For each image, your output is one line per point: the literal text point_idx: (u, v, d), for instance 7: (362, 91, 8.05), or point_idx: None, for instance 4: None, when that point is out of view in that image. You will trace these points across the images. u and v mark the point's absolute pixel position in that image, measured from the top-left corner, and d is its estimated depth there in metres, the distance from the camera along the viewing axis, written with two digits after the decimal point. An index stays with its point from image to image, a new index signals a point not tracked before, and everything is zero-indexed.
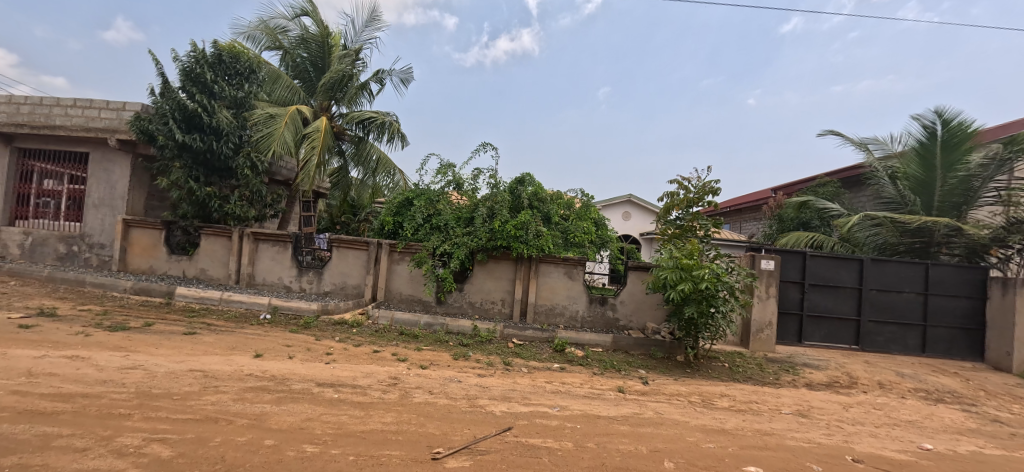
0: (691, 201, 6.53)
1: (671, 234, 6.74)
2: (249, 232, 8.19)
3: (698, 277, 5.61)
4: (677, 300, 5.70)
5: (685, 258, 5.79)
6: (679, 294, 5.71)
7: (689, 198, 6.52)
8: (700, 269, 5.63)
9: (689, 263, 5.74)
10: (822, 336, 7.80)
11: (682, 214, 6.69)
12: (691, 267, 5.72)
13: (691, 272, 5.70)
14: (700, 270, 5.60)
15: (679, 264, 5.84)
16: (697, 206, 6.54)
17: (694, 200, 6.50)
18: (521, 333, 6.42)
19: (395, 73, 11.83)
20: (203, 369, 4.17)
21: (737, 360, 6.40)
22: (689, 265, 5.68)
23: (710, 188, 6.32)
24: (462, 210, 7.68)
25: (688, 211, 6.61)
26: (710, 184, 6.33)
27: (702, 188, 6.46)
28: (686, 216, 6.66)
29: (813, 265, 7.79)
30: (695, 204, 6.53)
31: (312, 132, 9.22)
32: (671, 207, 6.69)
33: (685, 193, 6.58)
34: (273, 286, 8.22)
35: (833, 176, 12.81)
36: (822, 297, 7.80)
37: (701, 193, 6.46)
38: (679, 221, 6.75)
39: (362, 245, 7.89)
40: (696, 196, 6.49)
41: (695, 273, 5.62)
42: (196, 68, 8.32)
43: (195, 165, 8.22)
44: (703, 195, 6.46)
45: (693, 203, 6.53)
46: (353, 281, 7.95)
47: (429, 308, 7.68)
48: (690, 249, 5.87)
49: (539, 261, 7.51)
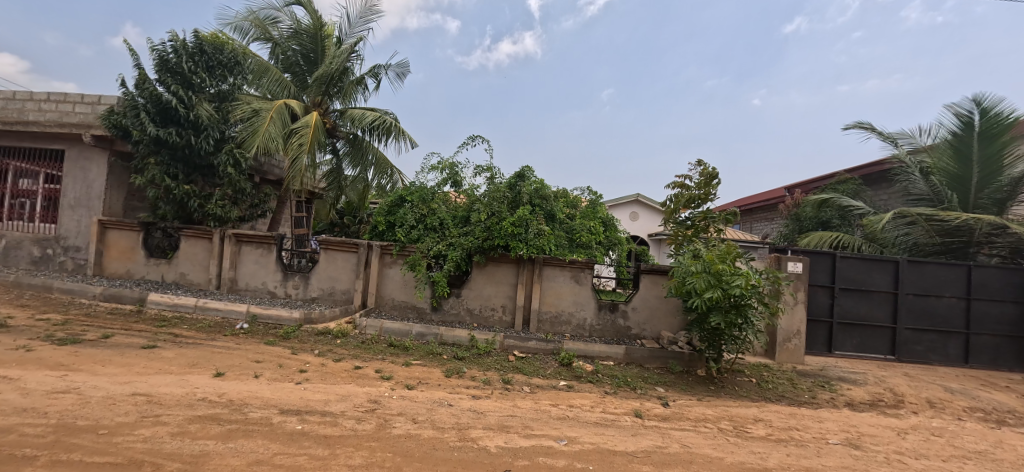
0: (697, 198, 5.87)
1: (684, 234, 6.08)
2: (230, 233, 7.60)
3: (730, 284, 4.94)
4: (703, 308, 5.03)
5: (717, 261, 5.12)
6: (705, 302, 5.07)
7: (693, 197, 5.86)
8: (735, 274, 4.97)
9: (720, 269, 5.08)
10: (854, 346, 7.11)
11: (692, 214, 6.04)
12: (723, 273, 5.06)
13: (723, 277, 5.02)
14: (735, 275, 4.93)
15: (708, 269, 5.17)
16: (706, 202, 5.85)
17: (701, 197, 5.84)
18: (524, 345, 5.77)
19: (391, 67, 11.25)
20: (149, 393, 3.58)
21: (765, 374, 5.72)
22: (721, 270, 5.01)
23: (713, 181, 5.64)
24: (459, 209, 7.11)
25: (698, 210, 5.95)
26: (710, 172, 5.63)
27: (704, 182, 5.79)
28: (696, 215, 6.02)
29: (843, 268, 7.10)
30: (704, 200, 5.85)
31: (300, 127, 8.63)
32: (676, 211, 6.09)
33: (686, 193, 5.94)
34: (256, 291, 7.64)
35: (854, 172, 12.05)
36: (854, 303, 7.11)
37: (703, 190, 5.80)
38: (689, 220, 6.10)
39: (350, 246, 7.28)
40: (700, 193, 5.83)
41: (728, 278, 4.95)
42: (172, 58, 7.78)
43: (174, 162, 7.66)
44: (708, 189, 5.80)
45: (699, 200, 5.86)
46: (342, 286, 7.34)
47: (424, 315, 7.05)
48: (724, 251, 5.23)
49: (543, 264, 6.86)
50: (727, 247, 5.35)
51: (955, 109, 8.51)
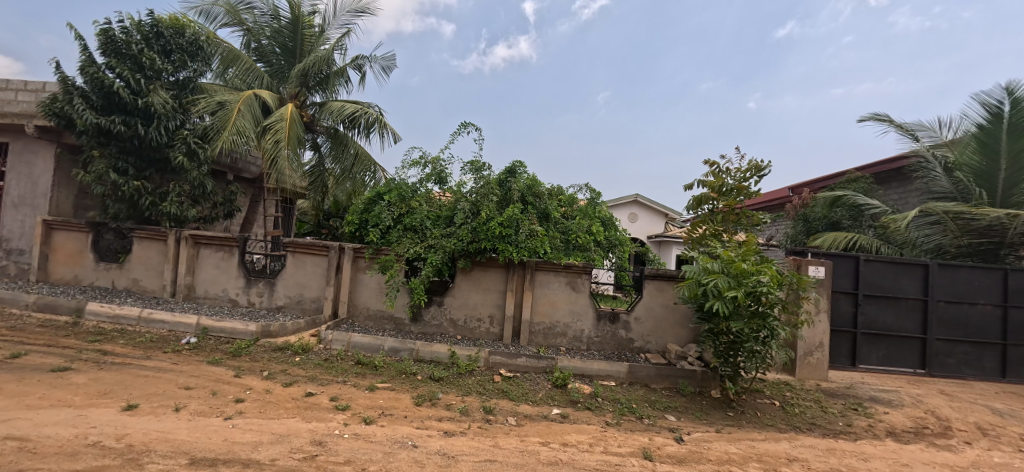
0: (733, 191, 5.03)
1: (717, 231, 5.10)
2: (187, 235, 6.82)
3: (755, 285, 4.14)
4: (723, 313, 4.19)
5: (738, 260, 4.35)
6: (726, 305, 4.22)
7: (729, 188, 5.02)
8: (762, 273, 4.17)
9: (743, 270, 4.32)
10: (880, 359, 6.40)
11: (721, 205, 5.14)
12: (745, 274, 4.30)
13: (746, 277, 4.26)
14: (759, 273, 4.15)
15: (728, 269, 4.41)
16: (741, 194, 5.02)
17: (737, 188, 4.99)
18: (512, 362, 5.00)
19: (376, 60, 10.25)
20: (28, 436, 2.82)
21: (788, 395, 4.97)
22: (742, 269, 4.21)
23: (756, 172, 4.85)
24: (443, 208, 6.40)
25: (726, 201, 5.08)
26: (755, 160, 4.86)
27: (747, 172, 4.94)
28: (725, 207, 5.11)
29: (867, 272, 6.40)
30: (739, 192, 5.02)
31: (274, 122, 7.70)
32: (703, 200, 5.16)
33: (720, 182, 5.04)
34: (216, 300, 6.85)
35: (865, 169, 11.37)
36: (879, 311, 6.42)
37: (741, 182, 4.94)
38: (715, 213, 5.19)
39: (320, 249, 6.50)
40: (737, 184, 4.97)
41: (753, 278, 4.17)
42: (118, 37, 7.04)
43: (125, 154, 6.93)
44: (748, 181, 4.94)
45: (735, 193, 5.02)
46: (311, 294, 6.56)
47: (402, 327, 6.29)
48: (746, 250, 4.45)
49: (535, 269, 6.09)
50: (750, 245, 4.60)
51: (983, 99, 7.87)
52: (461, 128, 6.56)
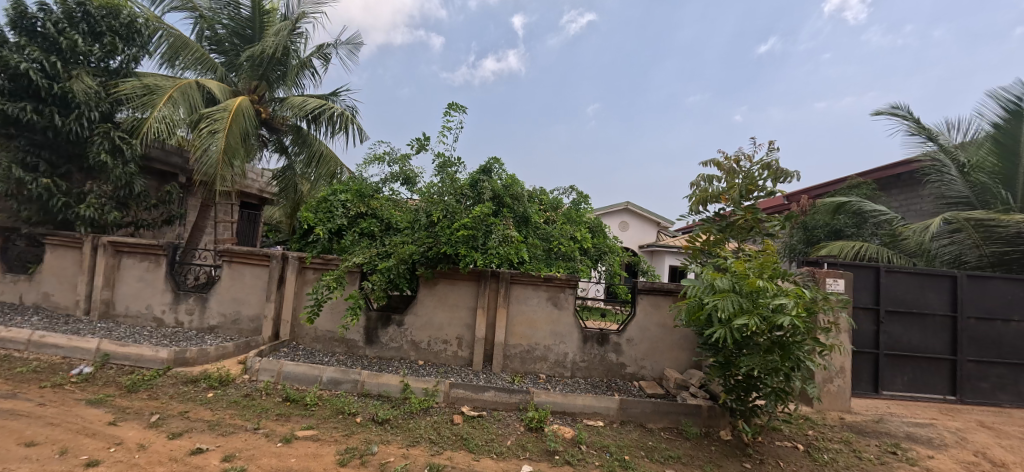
0: (743, 191, 4.09)
1: (720, 235, 4.26)
2: (105, 242, 5.83)
3: (773, 308, 3.14)
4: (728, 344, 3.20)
5: (754, 276, 3.36)
6: (733, 335, 3.24)
7: (739, 186, 4.09)
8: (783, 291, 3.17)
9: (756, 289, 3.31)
10: (905, 384, 5.61)
11: (731, 210, 4.18)
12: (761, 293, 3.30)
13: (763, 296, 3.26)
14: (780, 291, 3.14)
15: (739, 287, 3.37)
16: (752, 197, 4.11)
17: (749, 187, 4.07)
18: (478, 397, 4.07)
19: (340, 44, 9.37)
20: None
21: (812, 435, 4.10)
22: (758, 286, 3.23)
23: (778, 177, 4.03)
24: (406, 212, 5.61)
25: (741, 206, 4.09)
26: (775, 161, 4.05)
27: (764, 173, 4.09)
28: (736, 212, 4.16)
29: (889, 285, 5.64)
30: (751, 193, 4.09)
31: (214, 112, 6.73)
32: (708, 200, 4.26)
33: (728, 179, 4.18)
34: (139, 318, 5.85)
35: (867, 175, 10.71)
36: (904, 330, 5.64)
37: (753, 180, 4.04)
38: (723, 218, 4.29)
39: (261, 259, 5.55)
40: (749, 183, 4.07)
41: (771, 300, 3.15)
42: (33, 14, 6.17)
43: (36, 148, 6.01)
44: (762, 182, 4.06)
45: (745, 193, 4.07)
46: (248, 312, 5.58)
47: (355, 350, 5.36)
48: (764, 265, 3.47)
49: (511, 282, 5.19)
50: (768, 255, 3.64)
51: (999, 94, 7.30)
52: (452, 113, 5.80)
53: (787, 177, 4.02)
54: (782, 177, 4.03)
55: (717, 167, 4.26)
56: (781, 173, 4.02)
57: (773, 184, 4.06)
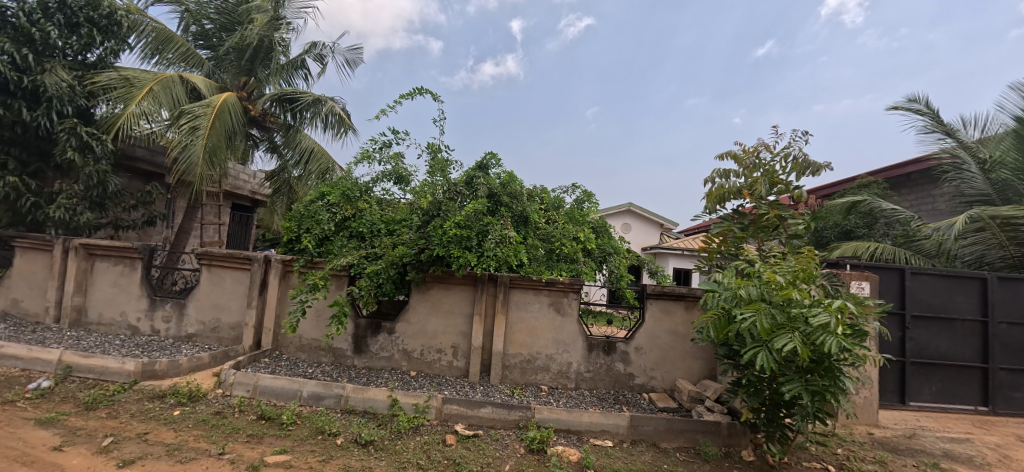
0: (766, 186, 3.73)
1: (741, 233, 3.88)
2: (76, 244, 5.46)
3: (811, 322, 2.78)
4: (766, 368, 2.81)
5: (789, 285, 2.96)
6: (771, 357, 2.84)
7: (761, 179, 3.72)
8: (824, 304, 2.79)
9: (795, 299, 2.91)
10: (933, 394, 5.22)
11: (751, 206, 3.80)
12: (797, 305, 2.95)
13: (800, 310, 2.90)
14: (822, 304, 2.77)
15: (774, 298, 2.97)
16: (775, 192, 3.74)
17: (772, 181, 3.71)
18: (473, 414, 3.69)
19: (338, 51, 9.00)
20: None
21: (843, 455, 3.71)
22: (796, 298, 2.83)
23: (807, 169, 3.67)
24: (396, 212, 5.25)
25: (763, 203, 3.72)
26: (800, 153, 3.68)
27: (788, 166, 3.74)
28: (757, 209, 3.79)
29: (915, 288, 5.26)
30: (774, 188, 3.72)
31: (196, 108, 6.35)
32: (726, 196, 3.90)
33: (748, 173, 3.81)
34: (113, 326, 5.47)
35: (877, 174, 10.36)
36: (931, 336, 5.26)
37: (776, 173, 3.69)
38: (743, 216, 3.91)
39: (241, 262, 5.17)
40: (772, 176, 3.71)
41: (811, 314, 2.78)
42: (3, 4, 5.81)
43: (4, 144, 5.64)
44: (786, 175, 3.71)
45: (768, 188, 3.71)
46: (228, 319, 5.21)
47: (343, 360, 4.99)
48: (800, 270, 3.08)
49: (509, 287, 4.81)
50: (802, 261, 3.25)
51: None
52: (418, 93, 5.48)
53: (814, 171, 3.66)
54: (810, 169, 3.67)
55: (736, 159, 3.89)
56: (808, 167, 3.66)
57: (798, 179, 3.71)
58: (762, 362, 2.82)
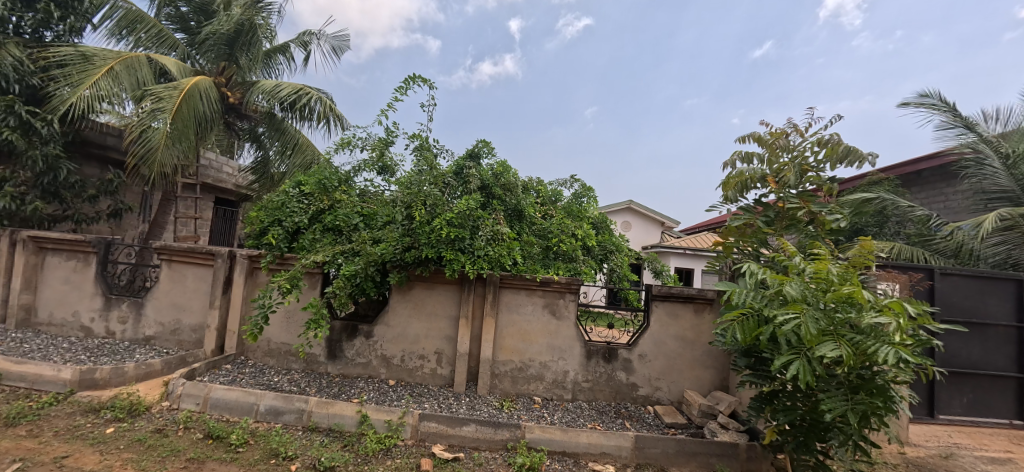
0: (797, 173, 3.27)
1: (767, 227, 3.41)
2: (24, 236, 4.96)
3: (863, 330, 2.38)
4: (806, 380, 2.33)
5: (834, 285, 2.48)
6: (813, 366, 2.36)
7: (793, 167, 3.26)
8: (879, 306, 2.39)
9: (841, 300, 2.44)
10: (964, 406, 4.74)
11: (779, 197, 3.34)
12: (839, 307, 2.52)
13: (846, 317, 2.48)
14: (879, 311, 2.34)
15: (816, 299, 2.50)
16: (806, 181, 3.29)
17: (802, 168, 3.26)
18: (454, 433, 3.21)
19: (325, 38, 8.49)
20: None
21: None
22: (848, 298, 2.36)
23: (845, 157, 3.22)
24: (376, 204, 4.76)
25: (792, 192, 3.26)
26: (838, 138, 3.22)
27: (820, 152, 3.28)
28: (786, 201, 3.32)
29: (945, 290, 4.80)
30: (805, 176, 3.28)
31: (160, 89, 5.84)
32: (748, 185, 3.44)
33: (776, 159, 3.36)
34: (65, 327, 4.98)
35: (888, 171, 9.91)
36: (962, 343, 4.80)
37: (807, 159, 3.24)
38: (769, 208, 3.45)
39: (204, 258, 4.68)
40: (802, 162, 3.27)
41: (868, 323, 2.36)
42: None
43: None
44: (819, 162, 3.28)
45: (800, 176, 3.25)
46: (190, 321, 4.72)
47: (316, 366, 4.50)
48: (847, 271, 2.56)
49: (500, 287, 4.33)
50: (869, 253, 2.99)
51: None
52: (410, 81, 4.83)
53: (852, 158, 3.21)
54: (846, 157, 3.21)
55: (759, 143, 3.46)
56: (846, 154, 3.20)
57: (832, 167, 3.27)
58: (800, 373, 2.33)
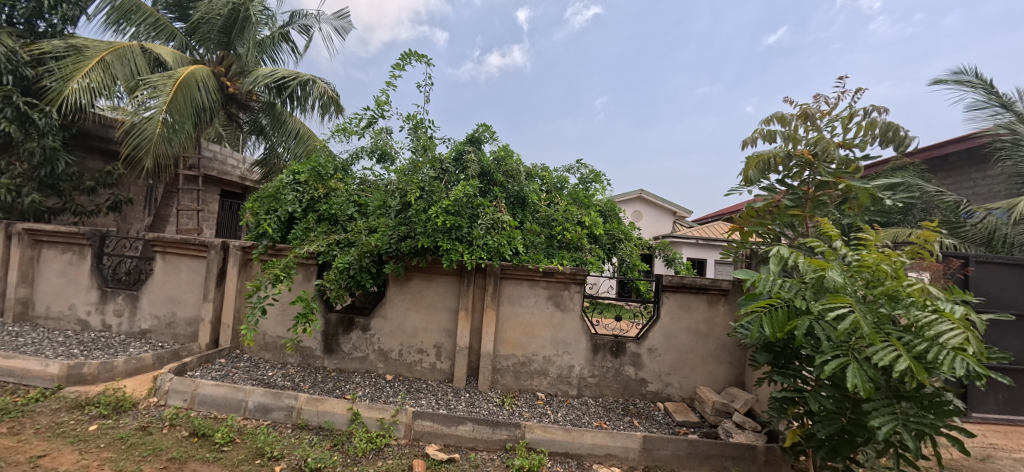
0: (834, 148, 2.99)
1: (788, 211, 3.13)
2: (19, 228, 4.89)
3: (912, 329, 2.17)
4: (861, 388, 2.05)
5: (879, 281, 2.28)
6: (864, 368, 2.11)
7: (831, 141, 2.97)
8: (931, 306, 2.16)
9: (886, 294, 2.25)
10: (1000, 404, 4.36)
11: (811, 175, 3.06)
12: (881, 299, 2.28)
13: (888, 311, 2.23)
14: (930, 307, 2.11)
15: (862, 293, 2.28)
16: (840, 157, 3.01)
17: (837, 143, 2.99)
18: (450, 432, 3.03)
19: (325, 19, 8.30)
20: None
21: None
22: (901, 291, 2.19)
23: (880, 130, 2.98)
24: (372, 192, 4.57)
25: (826, 169, 2.97)
26: (868, 111, 3.01)
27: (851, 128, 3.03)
28: (818, 179, 3.03)
29: (981, 279, 4.43)
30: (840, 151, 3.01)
31: (155, 78, 5.70)
32: (773, 164, 3.16)
33: (808, 136, 3.07)
34: (62, 321, 4.92)
35: (914, 155, 9.39)
36: (999, 335, 4.42)
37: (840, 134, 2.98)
38: (795, 188, 3.17)
39: (198, 249, 4.55)
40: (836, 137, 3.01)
41: (919, 319, 2.11)
42: None
43: None
44: (850, 138, 3.04)
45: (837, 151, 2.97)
46: (185, 314, 4.61)
47: (312, 360, 4.36)
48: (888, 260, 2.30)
49: (501, 278, 4.12)
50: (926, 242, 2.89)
51: None
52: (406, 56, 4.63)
53: (889, 129, 2.95)
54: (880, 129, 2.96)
55: (781, 122, 3.19)
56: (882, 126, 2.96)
57: (864, 143, 3.04)
58: (852, 378, 2.06)
